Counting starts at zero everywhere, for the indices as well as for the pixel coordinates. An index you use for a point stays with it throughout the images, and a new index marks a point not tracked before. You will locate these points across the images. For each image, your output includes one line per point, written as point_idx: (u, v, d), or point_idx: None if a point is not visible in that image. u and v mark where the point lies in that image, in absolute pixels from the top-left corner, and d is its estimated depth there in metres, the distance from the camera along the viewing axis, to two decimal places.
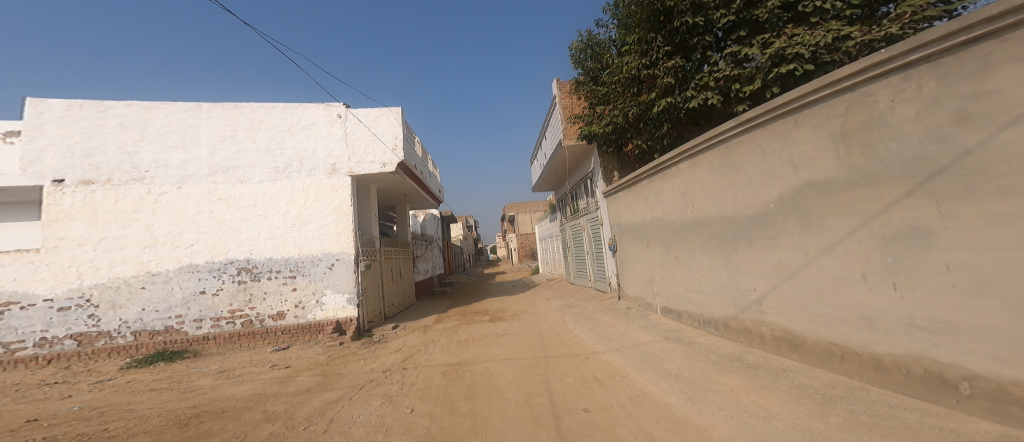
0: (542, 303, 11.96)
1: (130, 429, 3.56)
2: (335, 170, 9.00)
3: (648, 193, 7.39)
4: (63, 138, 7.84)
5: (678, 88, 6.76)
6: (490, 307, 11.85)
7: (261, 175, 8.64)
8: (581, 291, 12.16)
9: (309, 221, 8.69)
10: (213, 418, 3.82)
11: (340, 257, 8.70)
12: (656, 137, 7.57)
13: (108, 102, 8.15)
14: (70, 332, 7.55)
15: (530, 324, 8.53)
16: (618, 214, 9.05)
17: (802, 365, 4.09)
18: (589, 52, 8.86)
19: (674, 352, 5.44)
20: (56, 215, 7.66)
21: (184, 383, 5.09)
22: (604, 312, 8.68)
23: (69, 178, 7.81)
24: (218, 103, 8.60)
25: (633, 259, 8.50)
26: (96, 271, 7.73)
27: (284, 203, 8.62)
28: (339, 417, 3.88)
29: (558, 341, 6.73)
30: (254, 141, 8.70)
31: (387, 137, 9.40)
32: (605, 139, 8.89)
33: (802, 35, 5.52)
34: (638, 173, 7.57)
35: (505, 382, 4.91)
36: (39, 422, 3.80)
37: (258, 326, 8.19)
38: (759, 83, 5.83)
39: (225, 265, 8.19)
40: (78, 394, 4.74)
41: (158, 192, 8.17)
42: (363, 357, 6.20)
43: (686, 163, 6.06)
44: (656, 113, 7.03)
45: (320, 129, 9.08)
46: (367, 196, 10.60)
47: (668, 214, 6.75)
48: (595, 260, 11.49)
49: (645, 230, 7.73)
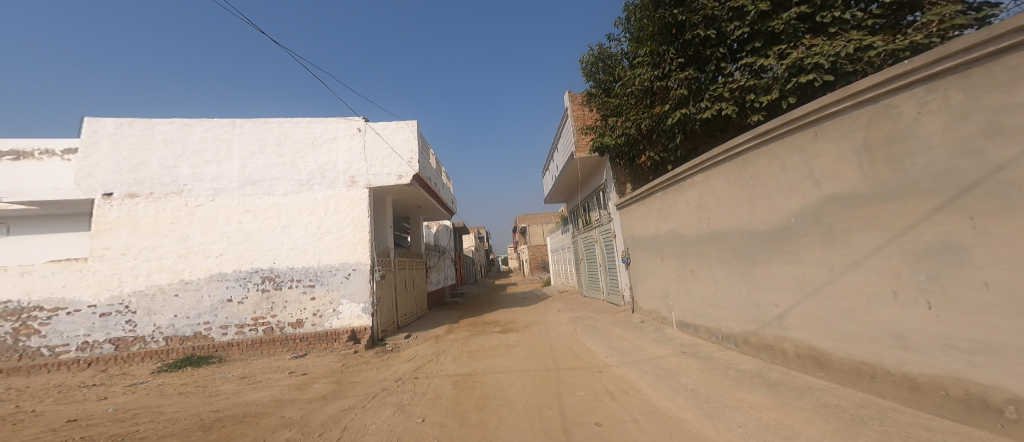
0: (552, 315, 11.87)
1: (160, 431, 3.78)
2: (354, 182, 9.29)
3: (662, 205, 7.26)
4: (112, 154, 8.42)
5: (692, 99, 6.60)
6: (502, 318, 11.86)
7: (286, 188, 9.02)
8: (594, 304, 11.97)
9: (328, 232, 8.98)
10: (234, 422, 4.00)
11: (357, 267, 8.95)
12: (670, 148, 7.42)
13: (154, 120, 8.73)
14: (109, 336, 8.03)
15: (541, 335, 8.49)
16: (632, 226, 8.90)
17: (829, 383, 3.91)
18: (600, 65, 8.80)
19: (690, 367, 5.31)
20: (103, 227, 8.20)
21: (209, 387, 5.33)
22: (617, 325, 8.52)
23: (117, 191, 8.36)
24: (250, 119, 9.07)
25: (647, 271, 8.35)
26: (136, 279, 8.24)
27: (305, 215, 8.95)
28: (353, 425, 4.05)
29: (570, 354, 6.66)
30: (281, 155, 9.10)
31: (403, 150, 9.63)
32: (617, 150, 8.75)
33: (821, 45, 5.33)
34: (651, 184, 7.44)
35: (515, 394, 4.92)
36: (79, 422, 4.06)
37: (278, 334, 8.49)
38: (776, 93, 5.65)
39: (251, 274, 8.55)
40: (114, 395, 5.06)
41: (194, 204, 8.62)
42: (376, 366, 6.32)
43: (700, 175, 5.95)
44: (669, 124, 6.90)
45: (341, 143, 9.39)
46: (383, 207, 10.86)
47: (682, 227, 6.62)
48: (608, 273, 11.34)
49: (659, 243, 7.58)
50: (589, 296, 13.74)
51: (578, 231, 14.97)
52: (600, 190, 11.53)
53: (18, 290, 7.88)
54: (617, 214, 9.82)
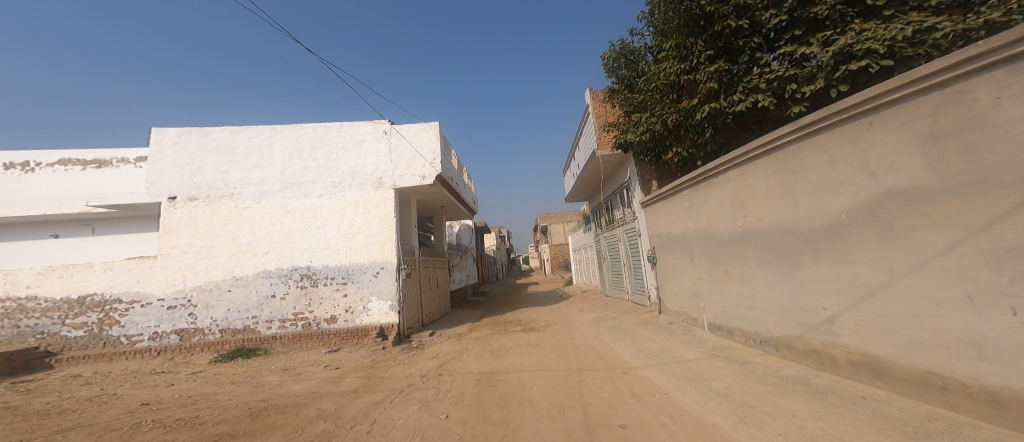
0: (575, 315, 11.71)
1: (216, 417, 4.25)
2: (381, 183, 9.62)
3: (691, 203, 6.84)
4: (174, 161, 9.31)
5: (723, 93, 6.19)
6: (523, 317, 11.85)
7: (320, 190, 9.53)
8: (618, 305, 11.61)
9: (359, 232, 9.41)
10: (277, 411, 4.40)
11: (384, 266, 9.33)
12: (699, 144, 6.96)
13: (208, 129, 9.52)
14: (175, 328, 8.86)
15: (563, 335, 8.43)
16: (658, 225, 8.48)
17: (888, 394, 3.50)
18: (622, 61, 8.29)
19: (724, 371, 5.02)
20: (169, 227, 9.06)
21: (255, 378, 5.88)
22: (643, 327, 8.22)
23: (180, 195, 9.21)
24: (288, 125, 9.65)
25: (674, 271, 7.96)
26: (196, 275, 9.00)
27: (337, 216, 9.42)
28: (382, 419, 4.31)
29: (593, 354, 6.56)
30: (315, 159, 9.63)
31: (427, 151, 9.81)
32: (641, 147, 8.15)
33: (874, 29, 4.82)
34: (680, 181, 7.03)
35: (537, 393, 4.96)
36: (150, 406, 4.65)
37: (315, 329, 9.05)
38: (821, 82, 5.18)
39: (291, 272, 9.19)
40: (179, 382, 5.74)
41: (242, 206, 9.32)
42: (403, 362, 6.61)
43: (734, 171, 5.52)
44: (698, 120, 6.46)
45: (368, 145, 9.74)
46: (408, 207, 11.16)
47: (714, 225, 6.19)
48: (633, 273, 10.92)
49: (688, 242, 7.17)
50: (612, 295, 13.37)
51: (602, 229, 14.54)
52: (624, 187, 11.07)
53: (101, 284, 8.76)
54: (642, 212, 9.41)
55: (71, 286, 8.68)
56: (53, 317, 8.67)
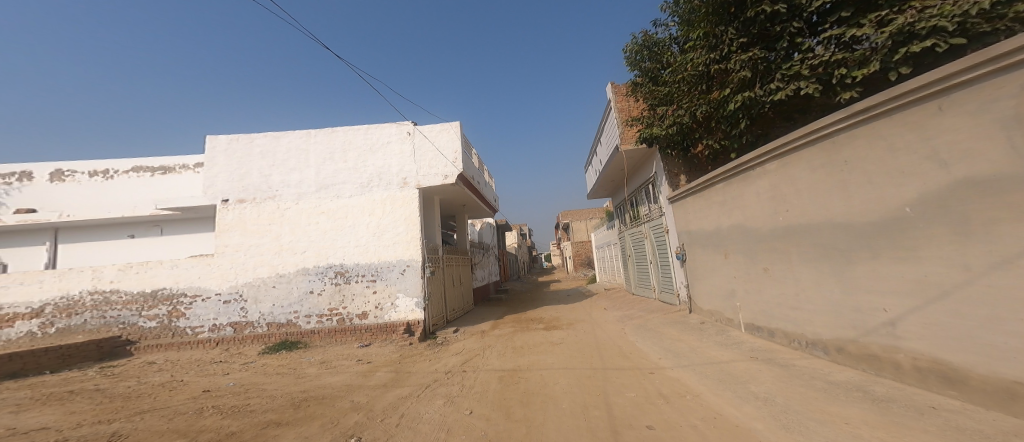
0: (599, 313, 11.41)
1: (264, 406, 4.68)
2: (406, 183, 9.92)
3: (724, 197, 6.41)
4: (225, 166, 10.07)
5: (759, 82, 5.81)
6: (546, 315, 11.75)
7: (351, 191, 9.94)
8: (644, 303, 11.15)
9: (386, 230, 9.75)
10: (316, 403, 4.76)
11: (410, 263, 9.63)
12: (732, 136, 6.60)
13: (253, 135, 10.19)
14: (230, 320, 9.49)
15: (586, 334, 8.28)
16: (688, 220, 7.99)
17: (963, 405, 2.99)
18: (645, 54, 8.19)
19: (762, 374, 4.66)
20: (223, 228, 9.73)
21: (297, 370, 6.37)
22: (670, 326, 7.87)
23: (232, 198, 9.92)
24: (321, 129, 10.17)
25: (706, 269, 7.48)
26: (246, 272, 9.62)
27: (366, 215, 9.81)
28: (409, 413, 4.52)
29: (618, 353, 6.39)
30: (345, 161, 10.07)
31: (448, 151, 10.04)
32: (667, 140, 7.95)
33: (941, 4, 4.25)
34: (712, 175, 6.59)
35: (560, 391, 4.94)
36: (210, 393, 5.25)
37: (348, 324, 9.45)
38: (875, 66, 4.68)
39: (326, 269, 9.66)
40: (234, 372, 6.38)
41: (284, 207, 9.90)
42: (429, 358, 6.85)
43: (774, 163, 5.06)
44: (730, 110, 6.14)
45: (393, 146, 10.06)
46: (431, 206, 11.41)
47: (752, 220, 5.70)
48: (659, 271, 10.45)
49: (721, 238, 6.69)
50: (638, 293, 12.92)
51: (626, 226, 14.10)
52: (648, 183, 10.62)
53: (169, 279, 9.46)
54: (669, 208, 8.99)
55: (145, 280, 9.44)
56: (131, 308, 9.46)
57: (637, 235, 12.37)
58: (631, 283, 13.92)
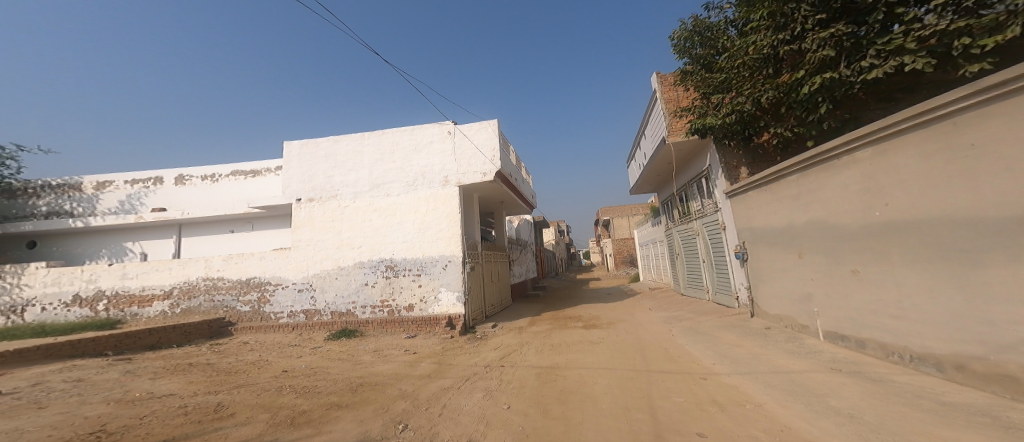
0: (642, 313, 10.77)
1: (327, 390, 5.28)
2: (448, 182, 10.37)
3: (799, 190, 5.56)
4: (297, 168, 11.16)
5: (843, 61, 5.39)
6: (584, 314, 11.42)
7: (399, 189, 10.55)
8: (695, 305, 10.25)
9: (430, 226, 10.26)
10: (368, 389, 5.24)
11: (451, 259, 10.03)
12: (808, 122, 6.18)
13: (318, 140, 11.14)
14: (301, 308, 10.57)
15: (628, 334, 7.92)
16: (753, 216, 7.07)
17: None
18: (697, 39, 8.14)
19: (845, 388, 3.95)
20: (298, 224, 10.84)
21: (353, 357, 7.05)
22: (725, 329, 7.17)
23: (303, 197, 10.98)
24: (373, 132, 10.92)
25: (774, 269, 6.56)
26: (315, 264, 10.64)
27: (412, 213, 10.38)
28: (451, 403, 4.73)
29: (663, 356, 6.01)
30: (393, 161, 10.72)
31: (487, 149, 10.34)
32: (725, 130, 7.57)
33: None
34: (782, 166, 5.77)
35: (599, 391, 4.78)
36: (287, 373, 6.16)
37: (398, 315, 10.09)
38: (1016, 29, 4.16)
39: (378, 263, 10.35)
40: (305, 356, 7.31)
41: (344, 205, 10.74)
42: (468, 351, 7.13)
43: (867, 150, 4.23)
44: (807, 95, 5.71)
45: (436, 146, 10.57)
46: (470, 204, 11.71)
47: (836, 215, 4.85)
48: (714, 271, 9.53)
49: (795, 236, 5.80)
50: (687, 294, 11.95)
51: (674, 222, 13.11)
52: (704, 176, 9.73)
53: (259, 269, 10.94)
54: (728, 203, 8.20)
55: (241, 271, 11.06)
56: (232, 293, 11.13)
57: (688, 231, 11.40)
58: (679, 282, 12.93)
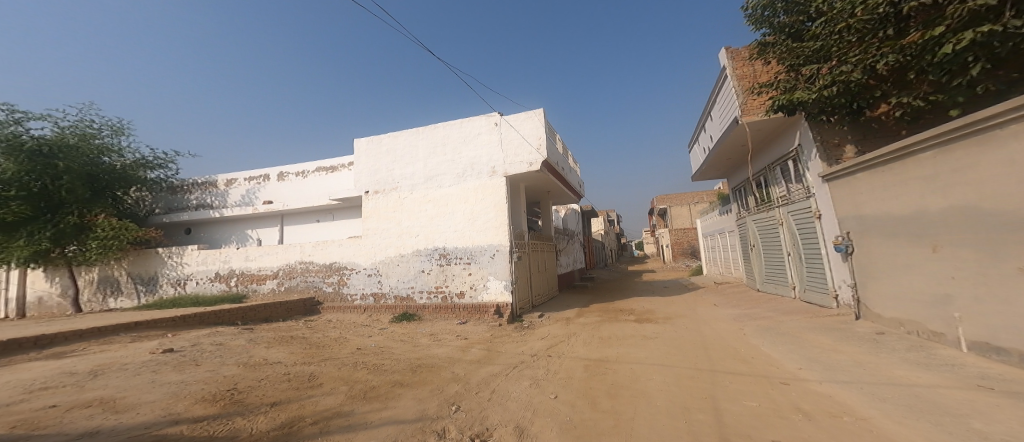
0: (705, 309, 9.81)
1: (392, 368, 5.84)
2: (494, 172, 10.48)
3: (940, 167, 4.35)
4: (365, 163, 12.09)
5: (1009, 8, 4.34)
6: (637, 307, 10.80)
7: (450, 181, 10.92)
8: (774, 302, 8.98)
9: (479, 216, 10.49)
10: (426, 370, 5.66)
11: (499, 248, 10.18)
12: (951, 87, 5.18)
13: (381, 136, 11.95)
14: (370, 291, 11.67)
15: (688, 330, 7.35)
16: (863, 202, 5.80)
17: None
18: (778, 6, 7.02)
19: (988, 407, 3.08)
20: (368, 214, 11.80)
21: (412, 339, 7.62)
22: (818, 331, 6.14)
23: (371, 189, 11.87)
24: (426, 127, 11.41)
25: (893, 262, 5.33)
26: (381, 252, 11.57)
27: (462, 203, 10.71)
28: (499, 389, 4.85)
29: (732, 356, 5.43)
30: (444, 154, 11.09)
31: (533, 138, 10.22)
32: (823, 106, 6.38)
33: None
34: (913, 138, 4.57)
35: (654, 388, 4.47)
36: (361, 350, 6.95)
37: (451, 301, 10.57)
38: None
39: (432, 251, 10.90)
40: (375, 336, 8.15)
41: (404, 196, 11.41)
42: (516, 340, 7.28)
43: None
44: (953, 55, 4.69)
45: (483, 138, 10.72)
46: (518, 194, 11.67)
47: (1000, 198, 3.70)
48: (803, 266, 8.22)
49: (929, 224, 4.59)
50: (766, 290, 10.51)
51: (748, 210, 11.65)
52: (788, 158, 8.40)
53: (339, 255, 12.27)
54: (824, 187, 6.92)
55: (326, 256, 12.53)
56: (320, 276, 12.66)
57: (767, 220, 10.01)
58: (755, 276, 11.44)
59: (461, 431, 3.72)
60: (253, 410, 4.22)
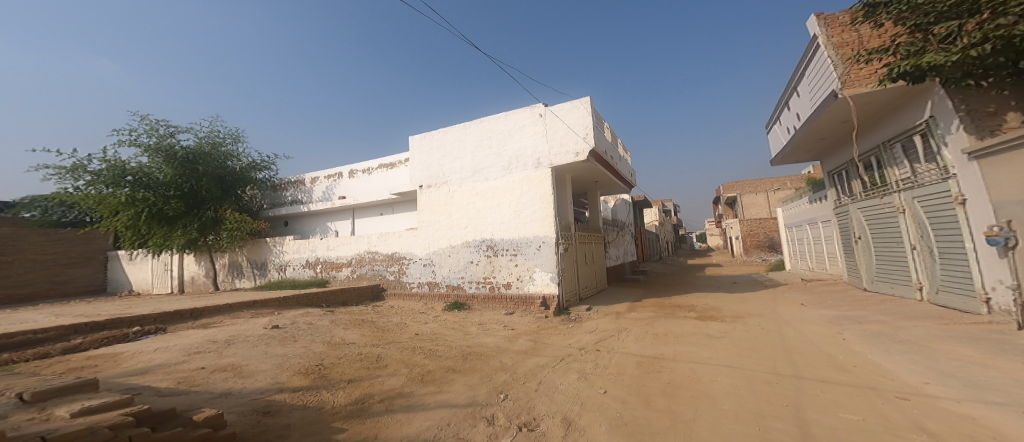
0: (789, 309, 8.90)
1: (442, 354, 6.08)
2: (540, 163, 10.38)
3: None
4: (418, 159, 12.58)
5: None
6: (698, 303, 10.21)
7: (496, 173, 11.02)
8: (890, 305, 7.70)
9: (524, 209, 10.50)
10: (475, 358, 5.83)
11: (544, 240, 10.13)
12: None
13: (432, 132, 12.35)
14: (423, 280, 12.24)
15: (765, 331, 6.77)
16: None
17: None
18: None
19: None
20: (422, 207, 12.29)
21: (463, 327, 7.89)
22: (959, 341, 5.06)
23: (424, 183, 12.34)
24: (472, 121, 11.59)
25: None
26: (433, 243, 12.04)
27: (508, 196, 10.76)
28: (546, 381, 4.86)
29: (830, 364, 4.83)
30: (490, 147, 11.20)
31: (579, 127, 9.95)
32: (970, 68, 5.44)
33: None
34: None
35: (721, 391, 4.18)
36: (416, 336, 7.34)
37: (498, 291, 10.74)
38: None
39: (480, 243, 11.13)
40: (429, 323, 8.54)
41: (454, 189, 11.71)
42: (563, 333, 7.24)
43: None
44: None
45: (527, 130, 10.66)
46: (563, 185, 11.53)
47: None
48: (936, 262, 7.08)
49: None
50: (876, 290, 9.24)
51: (850, 196, 10.38)
52: (914, 133, 7.29)
53: (400, 246, 12.92)
54: (975, 166, 5.89)
55: (389, 247, 13.26)
56: (383, 265, 13.42)
57: (879, 209, 8.77)
58: (860, 275, 10.12)
59: (509, 419, 3.79)
60: (336, 385, 4.66)
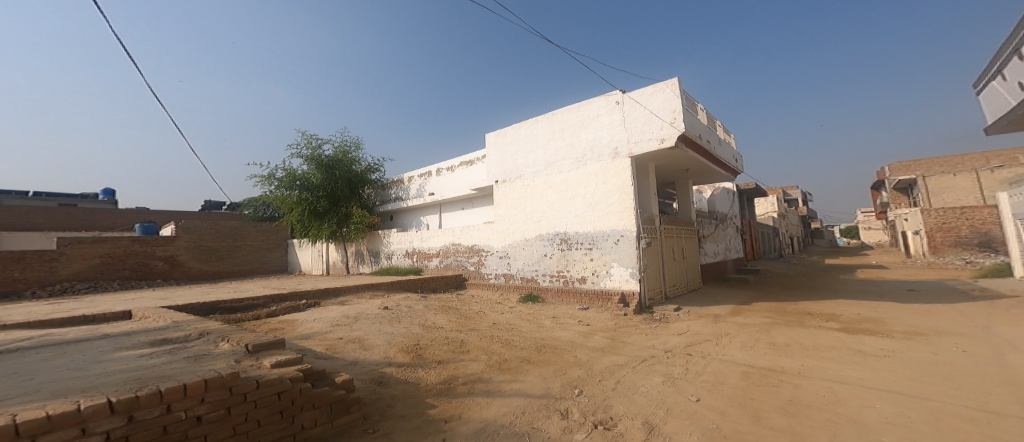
0: (1006, 327, 6.79)
1: (520, 345, 6.21)
2: (618, 153, 9.92)
3: None
4: (493, 155, 12.95)
5: None
6: (842, 314, 8.63)
7: (569, 166, 10.82)
8: None
9: (600, 201, 10.17)
10: (551, 351, 5.83)
11: (623, 234, 9.69)
12: None
13: (506, 129, 12.57)
14: (499, 271, 12.62)
15: (959, 353, 5.33)
16: None
17: None
18: None
19: None
20: (499, 201, 12.63)
21: (537, 320, 7.95)
22: None
23: (499, 178, 12.66)
24: (544, 115, 11.52)
25: None
26: (508, 236, 12.31)
27: (583, 188, 10.50)
28: (625, 381, 4.66)
29: None
30: (563, 140, 11.03)
31: (663, 112, 9.24)
32: None
33: None
34: None
35: (871, 417, 3.50)
36: (494, 325, 7.60)
37: (573, 286, 10.61)
38: None
39: (553, 236, 11.09)
40: (502, 313, 8.75)
41: (528, 184, 11.80)
42: (645, 332, 6.87)
43: None
44: None
45: (603, 119, 10.26)
46: (647, 175, 10.88)
47: None
48: None
49: None
50: None
51: None
52: None
53: (478, 239, 13.47)
54: None
55: (469, 239, 13.89)
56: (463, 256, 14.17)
57: None
58: None
59: (584, 415, 3.71)
60: (427, 365, 5.06)
